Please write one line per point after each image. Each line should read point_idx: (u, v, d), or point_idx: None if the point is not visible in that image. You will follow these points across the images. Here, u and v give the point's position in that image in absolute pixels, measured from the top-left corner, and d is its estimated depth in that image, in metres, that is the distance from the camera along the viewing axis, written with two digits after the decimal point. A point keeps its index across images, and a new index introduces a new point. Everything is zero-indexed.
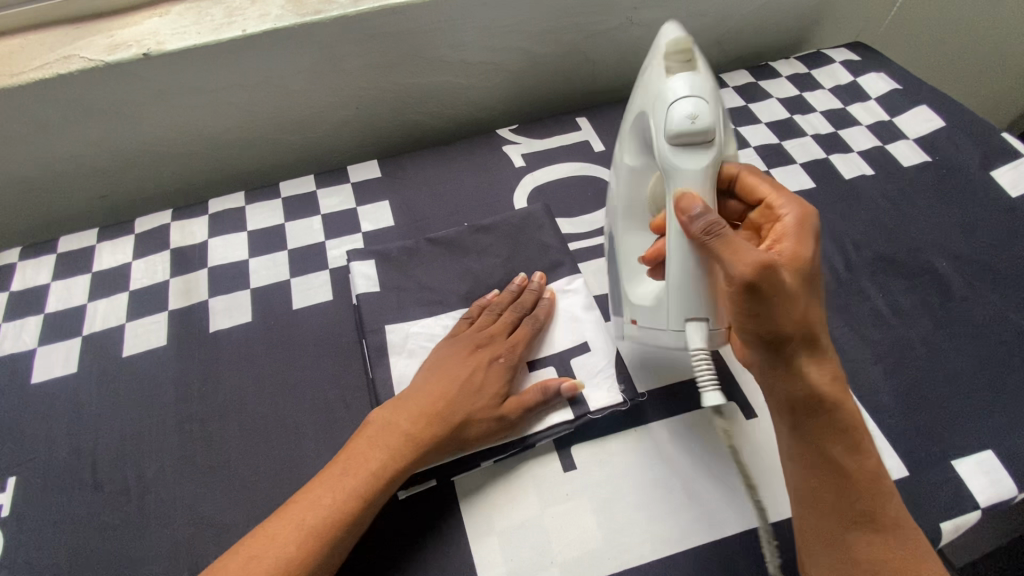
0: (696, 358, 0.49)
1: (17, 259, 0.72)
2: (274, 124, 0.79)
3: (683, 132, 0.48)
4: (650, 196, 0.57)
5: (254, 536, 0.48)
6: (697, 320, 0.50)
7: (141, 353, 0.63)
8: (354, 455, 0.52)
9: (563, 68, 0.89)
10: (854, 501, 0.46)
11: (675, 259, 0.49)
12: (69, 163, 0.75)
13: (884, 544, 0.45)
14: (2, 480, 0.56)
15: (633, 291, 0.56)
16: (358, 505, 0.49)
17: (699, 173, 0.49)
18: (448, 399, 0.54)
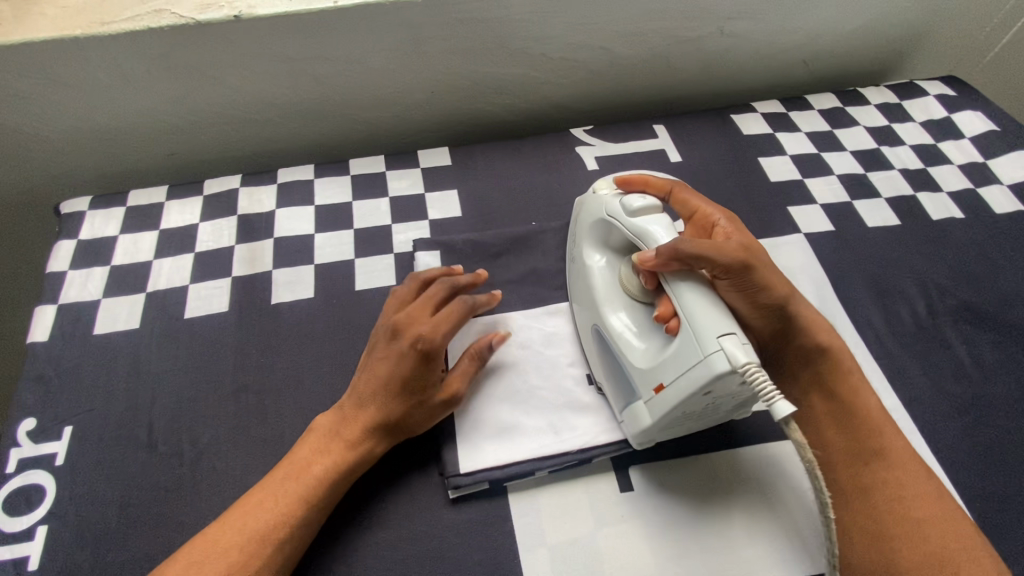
0: (749, 372, 0.43)
1: (86, 207, 0.72)
2: (349, 100, 0.78)
3: (642, 205, 0.55)
4: (625, 282, 0.57)
5: (191, 548, 0.46)
6: (727, 334, 0.45)
7: (202, 317, 0.63)
8: (296, 462, 0.51)
9: (645, 73, 0.86)
10: (854, 440, 0.54)
11: (683, 295, 0.48)
12: (145, 118, 0.74)
13: (901, 476, 0.51)
14: (60, 429, 0.56)
15: (642, 363, 0.52)
16: (303, 510, 0.48)
17: (663, 225, 0.53)
18: (374, 399, 0.53)
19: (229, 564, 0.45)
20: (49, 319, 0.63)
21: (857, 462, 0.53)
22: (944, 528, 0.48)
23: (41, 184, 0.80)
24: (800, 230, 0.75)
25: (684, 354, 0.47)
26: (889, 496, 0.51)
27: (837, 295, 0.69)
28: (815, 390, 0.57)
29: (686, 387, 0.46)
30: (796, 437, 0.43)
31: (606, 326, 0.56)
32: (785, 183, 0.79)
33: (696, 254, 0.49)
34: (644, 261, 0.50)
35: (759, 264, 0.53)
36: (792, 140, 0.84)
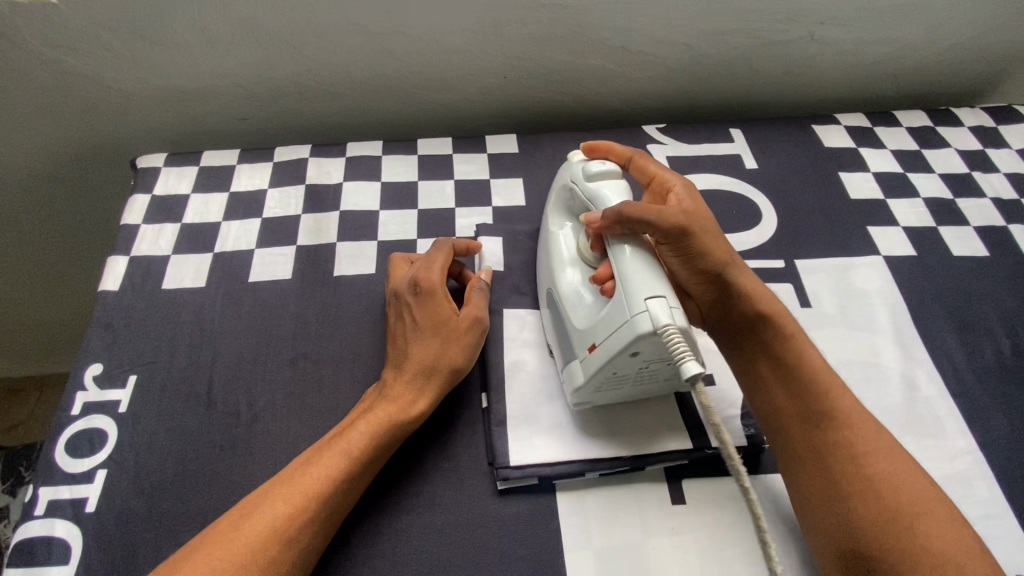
0: (665, 333, 0.44)
1: (162, 163, 0.74)
2: (422, 79, 0.78)
3: (600, 170, 0.57)
4: (579, 247, 0.58)
5: (238, 509, 0.46)
6: (656, 296, 0.46)
7: (265, 282, 0.64)
8: (344, 426, 0.52)
9: (725, 75, 0.83)
10: (805, 403, 0.51)
11: (620, 257, 0.50)
12: (221, 80, 0.75)
13: (852, 438, 0.49)
14: (125, 377, 0.57)
15: (580, 322, 0.53)
16: (348, 465, 0.48)
17: (617, 190, 0.55)
18: (409, 350, 0.54)
19: (280, 515, 0.45)
20: (121, 269, 0.64)
21: (807, 425, 0.51)
22: (899, 488, 0.46)
23: (119, 139, 0.83)
24: (879, 252, 0.71)
25: (614, 313, 0.48)
26: (840, 458, 0.48)
27: (915, 323, 0.65)
28: (760, 355, 0.55)
29: (612, 347, 0.47)
30: (705, 399, 0.41)
31: (558, 286, 0.57)
32: (866, 202, 0.75)
33: (637, 219, 0.51)
34: (590, 222, 0.53)
35: (701, 231, 0.55)
36: (876, 157, 0.80)
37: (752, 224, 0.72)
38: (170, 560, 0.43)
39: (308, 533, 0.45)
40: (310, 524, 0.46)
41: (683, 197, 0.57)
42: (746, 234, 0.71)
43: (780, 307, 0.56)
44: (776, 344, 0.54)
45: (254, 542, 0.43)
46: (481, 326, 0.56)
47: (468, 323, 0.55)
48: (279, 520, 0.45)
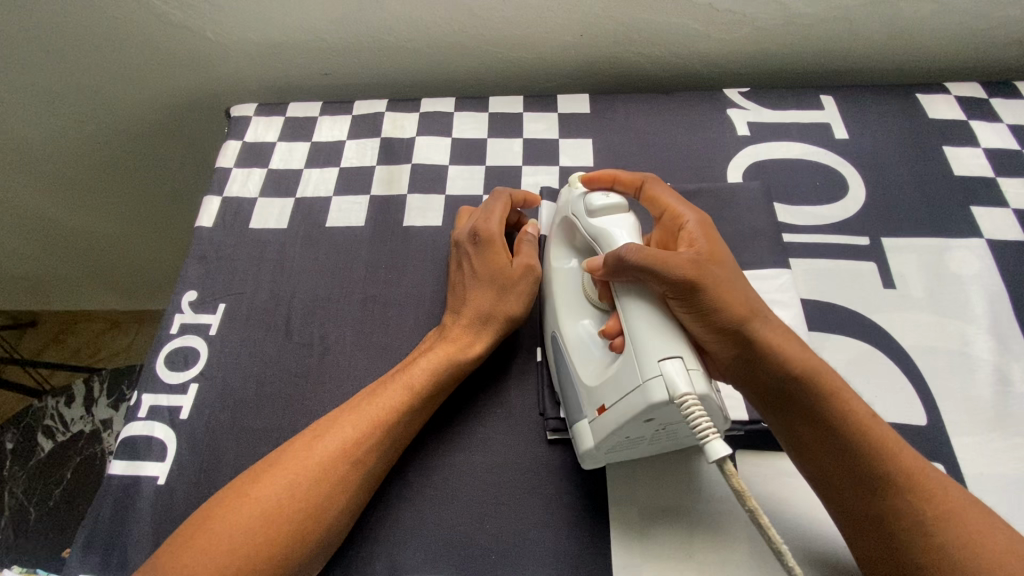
0: (683, 403, 0.41)
1: (252, 113, 0.78)
2: (497, 36, 0.77)
3: (604, 204, 0.53)
4: (586, 290, 0.54)
5: (311, 431, 0.50)
6: (670, 358, 0.43)
7: (340, 228, 0.67)
8: (404, 365, 0.54)
9: (821, 37, 0.77)
10: (853, 475, 0.44)
11: (629, 312, 0.47)
12: (307, 33, 0.78)
13: (917, 502, 0.43)
14: (215, 304, 0.63)
15: (589, 379, 0.49)
16: (412, 398, 0.51)
17: (625, 227, 0.52)
18: (467, 297, 0.56)
19: (348, 437, 0.49)
20: (214, 209, 0.70)
21: (863, 491, 0.44)
22: (979, 556, 0.40)
23: (216, 90, 0.89)
24: (982, 234, 0.64)
25: (624, 375, 0.45)
26: (906, 527, 0.42)
27: (1016, 313, 0.59)
28: (799, 422, 0.46)
29: (624, 412, 0.44)
30: (733, 482, 0.40)
31: (565, 334, 0.53)
32: (972, 179, 0.69)
33: (640, 265, 0.46)
34: (593, 269, 0.50)
35: (715, 281, 0.47)
36: (989, 131, 0.72)
37: (837, 197, 0.68)
38: (251, 469, 0.48)
39: (375, 456, 0.49)
40: (377, 448, 0.49)
41: (698, 235, 0.51)
42: (829, 208, 0.67)
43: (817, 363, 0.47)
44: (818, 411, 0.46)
45: (324, 458, 0.47)
46: (535, 275, 0.57)
47: (522, 271, 0.57)
48: (348, 441, 0.48)
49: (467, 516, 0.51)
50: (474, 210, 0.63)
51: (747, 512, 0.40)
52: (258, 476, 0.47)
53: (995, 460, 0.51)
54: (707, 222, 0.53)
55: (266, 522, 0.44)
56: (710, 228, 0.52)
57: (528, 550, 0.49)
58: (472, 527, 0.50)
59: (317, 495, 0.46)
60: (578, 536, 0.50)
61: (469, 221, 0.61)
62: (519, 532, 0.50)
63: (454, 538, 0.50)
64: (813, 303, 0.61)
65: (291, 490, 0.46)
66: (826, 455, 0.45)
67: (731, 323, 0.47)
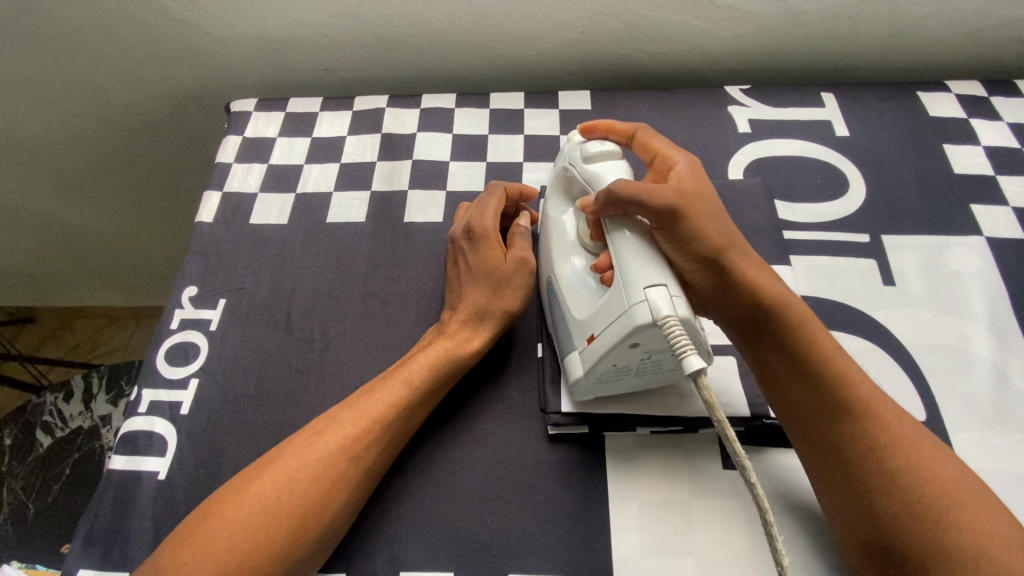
0: (665, 324, 0.42)
1: (252, 109, 0.78)
2: (498, 32, 0.77)
3: (599, 151, 0.54)
4: (579, 234, 0.54)
5: (310, 428, 0.50)
6: (656, 285, 0.44)
7: (341, 224, 0.67)
8: (401, 360, 0.54)
9: (822, 34, 0.77)
10: (818, 403, 0.46)
11: (617, 242, 0.48)
12: (308, 28, 0.78)
13: (875, 430, 0.44)
14: (215, 299, 0.63)
15: (579, 313, 0.51)
16: (411, 393, 0.51)
17: (618, 171, 0.52)
18: (463, 292, 0.57)
19: (346, 434, 0.49)
20: (214, 204, 0.70)
21: (826, 419, 0.46)
22: (924, 479, 0.42)
23: (216, 85, 0.88)
24: (982, 232, 0.65)
25: (613, 304, 0.46)
26: (860, 455, 0.44)
27: (1014, 310, 0.60)
28: (770, 352, 0.49)
29: (610, 338, 0.46)
30: (705, 395, 0.40)
31: (558, 275, 0.54)
32: (972, 177, 0.69)
33: (626, 197, 0.47)
34: (585, 206, 0.51)
35: (698, 214, 0.48)
36: (989, 129, 0.72)
37: (838, 195, 0.68)
38: (251, 465, 0.48)
39: (375, 452, 0.49)
40: (376, 444, 0.49)
41: (686, 176, 0.52)
42: (829, 205, 0.67)
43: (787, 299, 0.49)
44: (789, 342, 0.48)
45: (322, 455, 0.47)
46: (530, 269, 0.57)
47: (518, 265, 0.57)
48: (347, 437, 0.48)
49: (467, 512, 0.51)
50: (469, 207, 0.63)
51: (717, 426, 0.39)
52: (258, 474, 0.47)
53: (992, 456, 0.52)
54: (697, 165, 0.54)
55: (267, 520, 0.44)
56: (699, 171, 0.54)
57: (529, 545, 0.49)
58: (473, 522, 0.50)
59: (317, 493, 0.46)
60: (578, 531, 0.50)
61: (465, 217, 0.61)
62: (519, 527, 0.50)
63: (455, 534, 0.50)
64: (813, 300, 0.61)
65: (290, 488, 0.46)
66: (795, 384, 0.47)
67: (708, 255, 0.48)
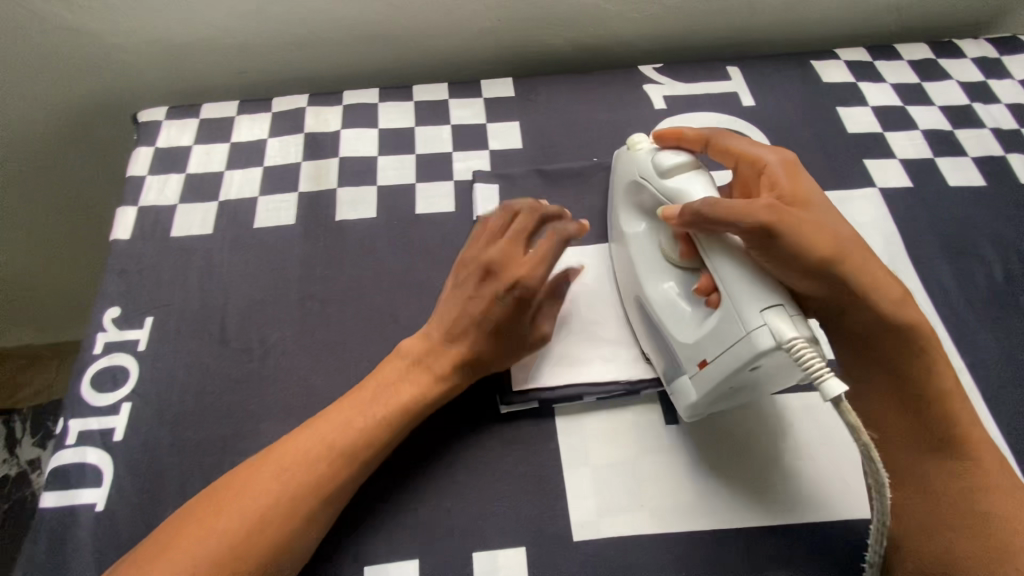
0: (794, 347, 0.42)
1: (163, 117, 0.74)
2: (416, 25, 0.77)
3: (674, 163, 0.53)
4: (665, 253, 0.54)
5: (269, 458, 0.47)
6: (772, 306, 0.44)
7: (270, 228, 0.65)
8: (381, 387, 0.52)
9: (724, 11, 0.81)
10: (919, 423, 0.49)
11: (719, 263, 0.47)
12: (216, 30, 0.75)
13: (939, 428, 0.48)
14: (141, 318, 0.60)
15: (684, 336, 0.50)
16: (388, 433, 0.50)
17: (700, 184, 0.52)
18: (475, 344, 0.52)
19: (309, 471, 0.47)
20: (130, 219, 0.66)
21: (909, 412, 0.49)
22: (977, 476, 0.47)
23: (120, 95, 0.83)
24: (875, 184, 0.71)
25: (724, 329, 0.46)
26: (950, 490, 0.47)
27: (908, 252, 0.66)
28: (891, 359, 0.50)
29: (730, 365, 0.45)
30: (849, 418, 0.41)
31: (650, 297, 0.54)
32: (864, 135, 0.75)
33: (726, 217, 0.46)
34: (669, 220, 0.50)
35: (812, 223, 0.48)
36: (875, 91, 0.79)
37: None
38: (201, 498, 0.46)
39: (344, 487, 0.48)
40: (345, 479, 0.48)
41: (779, 180, 0.51)
42: None
43: (913, 316, 0.49)
44: (892, 347, 0.49)
45: (289, 493, 0.46)
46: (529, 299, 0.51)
47: (534, 336, 0.54)
48: (315, 475, 0.47)
49: (426, 500, 0.52)
50: (521, 229, 0.54)
51: (860, 445, 0.41)
52: (213, 513, 0.44)
53: None
54: (787, 161, 0.53)
55: (223, 562, 0.43)
56: (795, 169, 0.53)
57: (490, 523, 0.51)
58: (434, 508, 0.51)
59: (283, 529, 0.45)
60: (536, 502, 0.52)
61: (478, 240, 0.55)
62: (481, 506, 0.51)
63: (417, 522, 0.51)
64: None
65: (248, 526, 0.44)
66: (907, 393, 0.49)
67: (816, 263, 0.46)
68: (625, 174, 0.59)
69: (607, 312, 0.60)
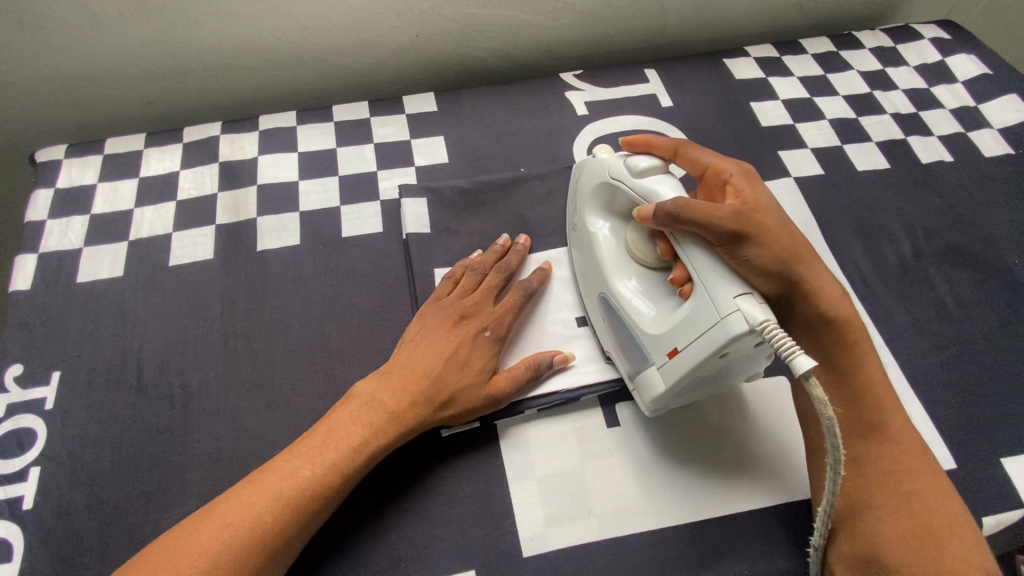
0: (766, 330, 0.42)
1: (62, 155, 0.70)
2: (329, 44, 0.75)
3: (647, 165, 0.54)
4: (638, 252, 0.55)
5: (203, 519, 0.45)
6: (743, 294, 0.44)
7: (186, 265, 0.62)
8: (334, 429, 0.50)
9: (636, 16, 0.83)
10: (854, 405, 0.52)
11: (695, 258, 0.48)
12: (116, 61, 0.72)
13: (880, 415, 0.51)
14: (48, 373, 0.56)
15: (655, 330, 0.50)
16: (338, 479, 0.47)
17: (672, 185, 0.52)
18: (437, 377, 0.52)
19: (257, 521, 0.44)
20: (30, 268, 0.62)
21: (864, 400, 0.52)
22: (913, 464, 0.49)
23: (17, 135, 0.78)
24: (790, 174, 0.74)
25: (698, 317, 0.46)
26: (885, 476, 0.49)
27: (825, 237, 0.69)
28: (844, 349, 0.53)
29: (701, 352, 0.45)
30: (816, 393, 0.41)
31: (614, 292, 0.55)
32: (776, 128, 0.79)
33: (699, 220, 0.48)
34: (644, 219, 0.51)
35: (772, 230, 0.50)
36: (784, 85, 0.83)
37: None
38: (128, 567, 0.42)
39: (287, 538, 0.45)
40: (289, 527, 0.45)
41: (745, 189, 0.53)
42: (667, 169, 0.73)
43: (850, 310, 0.54)
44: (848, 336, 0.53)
45: (230, 554, 0.43)
46: (500, 341, 0.56)
47: (498, 382, 0.54)
48: (256, 528, 0.44)
49: (370, 531, 0.50)
50: (497, 277, 0.60)
51: (825, 421, 0.42)
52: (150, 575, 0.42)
53: None
54: (749, 172, 0.55)
55: None
56: (756, 180, 0.54)
57: (438, 549, 0.50)
58: (378, 541, 0.50)
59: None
60: (483, 522, 0.51)
61: (457, 279, 0.60)
62: (427, 534, 0.50)
63: (362, 556, 0.49)
64: None
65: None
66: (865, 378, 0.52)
67: (781, 265, 0.50)
68: (587, 176, 0.60)
69: (539, 321, 0.61)
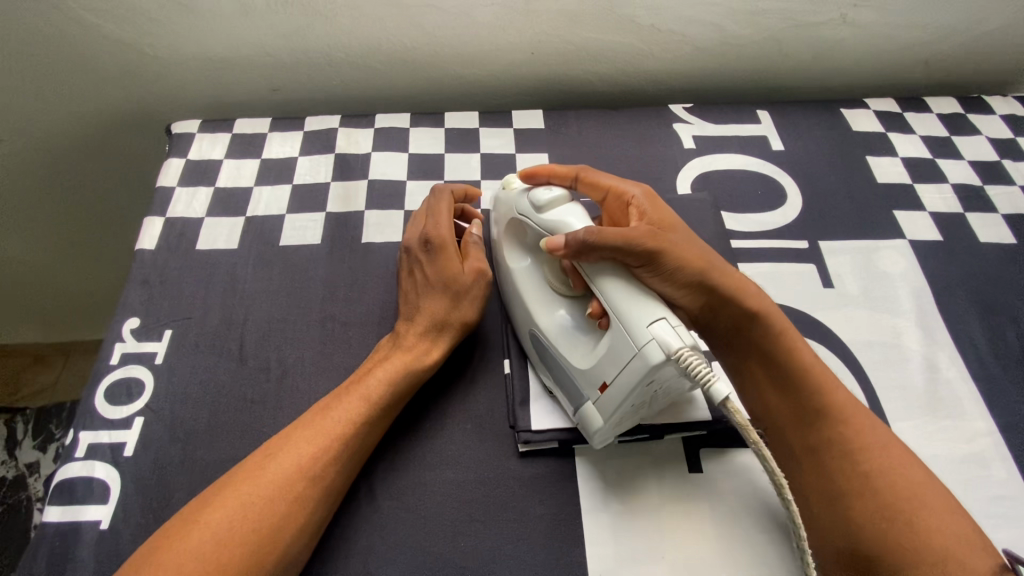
0: (682, 357, 0.44)
1: (196, 129, 0.75)
2: (450, 53, 0.78)
3: (548, 198, 0.54)
4: (551, 283, 0.56)
5: (263, 453, 0.48)
6: (658, 321, 0.46)
7: (295, 246, 0.65)
8: (358, 374, 0.54)
9: (754, 56, 0.82)
10: (790, 397, 0.51)
11: (608, 290, 0.49)
12: (255, 50, 0.77)
13: (831, 404, 0.50)
14: (161, 331, 0.59)
15: (582, 363, 0.51)
16: (372, 410, 0.51)
17: (575, 213, 0.53)
18: (420, 305, 0.57)
19: (302, 455, 0.48)
20: (157, 230, 0.66)
21: (803, 416, 0.51)
22: (863, 444, 0.49)
23: (156, 106, 0.85)
24: (905, 235, 0.70)
25: (620, 349, 0.47)
26: (834, 454, 0.49)
27: (938, 306, 0.65)
28: (755, 362, 0.53)
29: (626, 382, 0.47)
30: (737, 417, 0.45)
31: (543, 328, 0.55)
32: (893, 185, 0.75)
33: (601, 246, 0.49)
34: (555, 250, 0.51)
35: (672, 242, 0.51)
36: (904, 142, 0.79)
37: (778, 205, 0.72)
38: (197, 500, 0.46)
39: (333, 472, 0.48)
40: (334, 463, 0.48)
41: (646, 208, 0.56)
42: (771, 215, 0.71)
43: (769, 306, 0.53)
44: (767, 348, 0.52)
45: (285, 479, 0.46)
46: (447, 242, 0.58)
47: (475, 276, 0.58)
48: (303, 458, 0.48)
49: (439, 539, 0.50)
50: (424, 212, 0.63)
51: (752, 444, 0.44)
52: (219, 500, 0.45)
53: (931, 441, 0.56)
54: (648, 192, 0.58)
55: (220, 548, 0.42)
56: (657, 199, 0.57)
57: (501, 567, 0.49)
58: (447, 548, 0.50)
59: (275, 509, 0.45)
60: (551, 546, 0.50)
61: (418, 226, 0.62)
62: (492, 549, 0.50)
63: (428, 559, 0.49)
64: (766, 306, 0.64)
65: (245, 511, 0.44)
66: (805, 395, 0.51)
67: (691, 271, 0.51)
68: (500, 212, 0.61)
69: None
